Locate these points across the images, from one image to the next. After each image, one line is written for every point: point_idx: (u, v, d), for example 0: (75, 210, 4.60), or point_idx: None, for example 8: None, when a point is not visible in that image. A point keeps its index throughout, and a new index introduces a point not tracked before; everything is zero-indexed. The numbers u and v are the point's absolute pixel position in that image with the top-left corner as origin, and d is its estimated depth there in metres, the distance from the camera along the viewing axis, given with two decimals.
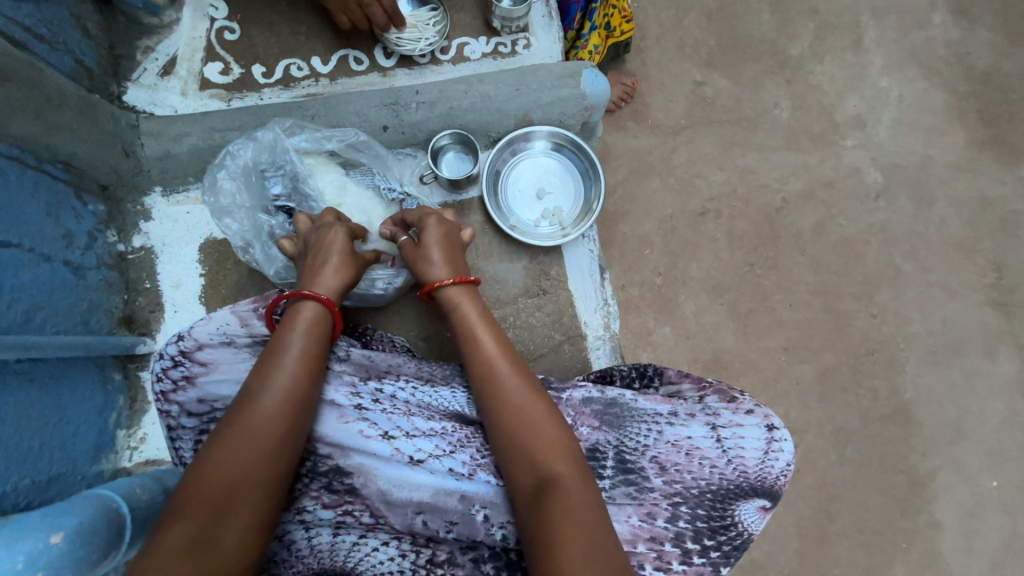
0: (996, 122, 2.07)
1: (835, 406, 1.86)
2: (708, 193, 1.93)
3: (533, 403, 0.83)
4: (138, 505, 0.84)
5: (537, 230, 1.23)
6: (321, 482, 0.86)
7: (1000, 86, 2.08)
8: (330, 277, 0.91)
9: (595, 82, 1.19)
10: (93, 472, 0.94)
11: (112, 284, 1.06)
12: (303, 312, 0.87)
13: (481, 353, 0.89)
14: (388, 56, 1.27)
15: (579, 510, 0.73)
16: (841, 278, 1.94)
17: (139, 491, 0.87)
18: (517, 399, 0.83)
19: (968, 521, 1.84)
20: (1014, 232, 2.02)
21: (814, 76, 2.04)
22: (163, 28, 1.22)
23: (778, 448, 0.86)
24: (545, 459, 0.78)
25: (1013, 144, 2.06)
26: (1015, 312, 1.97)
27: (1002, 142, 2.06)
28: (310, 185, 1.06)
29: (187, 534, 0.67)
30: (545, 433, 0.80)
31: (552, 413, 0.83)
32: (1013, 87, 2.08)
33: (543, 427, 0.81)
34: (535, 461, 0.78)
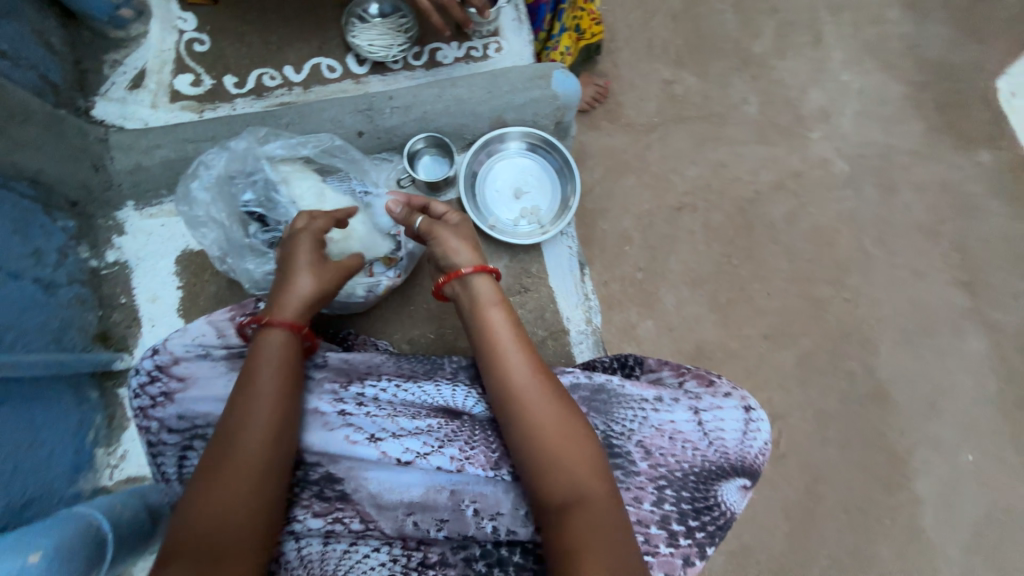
0: (952, 110, 2.17)
1: (815, 389, 1.91)
2: (683, 188, 1.97)
3: (554, 413, 0.81)
4: (120, 521, 0.83)
5: (516, 229, 1.24)
6: (312, 490, 0.86)
7: (953, 76, 2.18)
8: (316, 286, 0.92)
9: (565, 83, 1.22)
10: (71, 491, 0.93)
11: (85, 301, 1.04)
12: (265, 336, 0.87)
13: (501, 364, 0.86)
14: (361, 64, 1.28)
15: (603, 524, 0.73)
16: (814, 266, 2.00)
17: (119, 507, 0.85)
18: (533, 413, 0.81)
19: (947, 495, 1.91)
20: (974, 214, 2.11)
21: (778, 72, 2.12)
22: (130, 41, 1.21)
23: (756, 428, 0.90)
24: (572, 473, 0.77)
25: (968, 131, 2.16)
26: (979, 291, 2.06)
27: (958, 129, 2.16)
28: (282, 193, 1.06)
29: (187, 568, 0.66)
30: (565, 445, 0.79)
31: (578, 425, 0.81)
32: (965, 76, 2.19)
33: (563, 439, 0.79)
34: (568, 479, 0.77)
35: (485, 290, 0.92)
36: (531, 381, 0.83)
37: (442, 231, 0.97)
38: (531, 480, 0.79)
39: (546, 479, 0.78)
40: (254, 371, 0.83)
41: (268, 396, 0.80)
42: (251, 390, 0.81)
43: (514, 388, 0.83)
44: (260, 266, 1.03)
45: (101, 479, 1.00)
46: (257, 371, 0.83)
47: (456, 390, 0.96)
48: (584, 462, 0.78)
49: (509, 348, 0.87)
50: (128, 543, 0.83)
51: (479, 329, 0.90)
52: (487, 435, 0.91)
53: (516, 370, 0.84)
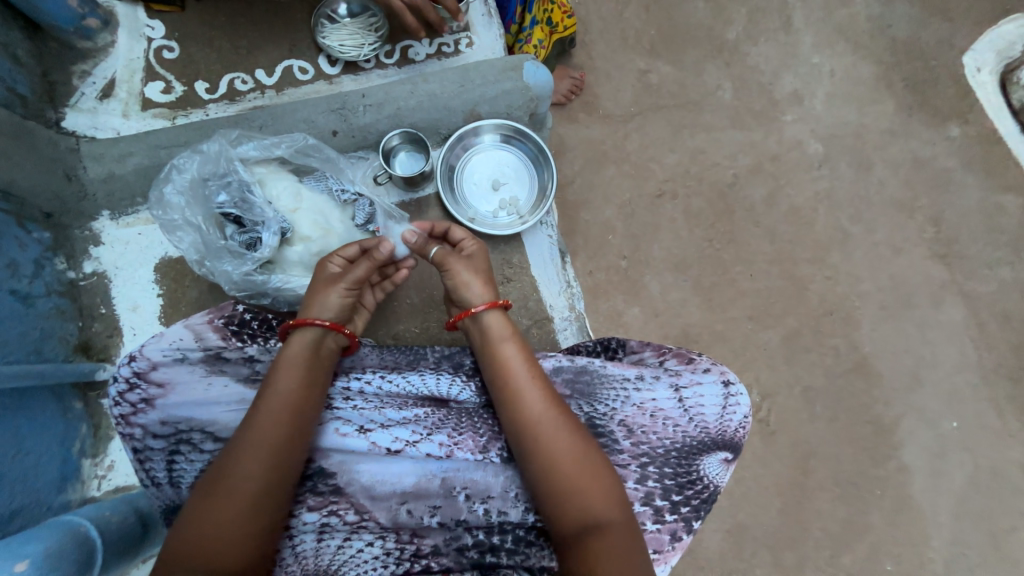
0: (921, 88, 2.21)
1: (801, 366, 1.94)
2: (663, 176, 2.00)
3: (572, 442, 0.81)
4: (108, 527, 0.83)
5: (496, 221, 1.25)
6: (305, 485, 0.86)
7: (921, 54, 2.23)
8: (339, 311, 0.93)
9: (537, 74, 1.23)
10: (60, 501, 0.93)
11: (65, 312, 1.05)
12: (290, 348, 0.87)
13: (518, 399, 0.84)
14: (333, 64, 1.29)
15: (622, 551, 0.75)
16: (795, 246, 2.03)
17: (109, 514, 0.86)
18: (551, 445, 0.80)
19: (934, 463, 1.95)
20: (948, 188, 2.16)
21: (751, 57, 2.15)
22: (98, 51, 1.21)
23: (735, 402, 0.90)
24: (588, 505, 0.77)
25: (938, 107, 2.20)
26: (955, 263, 2.11)
27: (928, 106, 2.20)
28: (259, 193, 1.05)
29: None
30: (582, 474, 0.79)
31: (595, 457, 0.81)
32: (933, 54, 2.23)
33: (582, 471, 0.79)
34: (580, 509, 0.78)
35: (497, 325, 0.92)
36: (547, 412, 0.82)
37: (457, 263, 0.97)
38: (550, 511, 0.79)
39: (564, 511, 0.78)
40: (268, 399, 0.81)
41: (279, 426, 0.79)
42: (265, 420, 0.79)
43: (531, 422, 0.82)
44: (239, 269, 1.03)
45: (90, 490, 1.00)
46: (271, 399, 0.81)
47: (442, 378, 0.96)
48: (600, 492, 0.79)
49: (526, 381, 0.85)
50: (118, 547, 0.83)
51: (493, 364, 0.89)
52: (474, 422, 0.92)
53: (533, 404, 0.83)
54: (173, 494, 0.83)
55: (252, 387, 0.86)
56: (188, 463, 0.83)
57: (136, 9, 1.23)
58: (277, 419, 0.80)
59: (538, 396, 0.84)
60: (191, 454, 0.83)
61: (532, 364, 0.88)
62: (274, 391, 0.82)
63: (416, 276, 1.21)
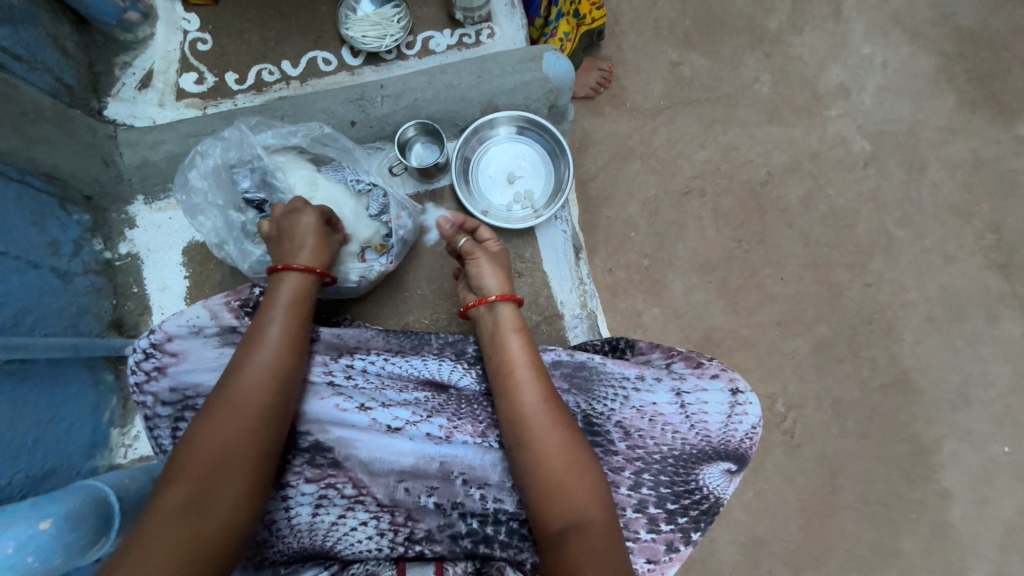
0: (989, 81, 2.02)
1: (832, 378, 1.83)
2: (691, 172, 1.92)
3: (563, 426, 0.80)
4: (127, 494, 0.88)
5: (510, 214, 1.24)
6: (303, 457, 0.88)
7: (990, 44, 2.04)
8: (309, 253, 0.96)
9: (556, 65, 1.20)
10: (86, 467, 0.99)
11: (100, 289, 1.12)
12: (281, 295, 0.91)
13: (520, 391, 0.83)
14: (355, 55, 1.30)
15: (603, 549, 0.71)
16: (833, 250, 1.91)
17: (128, 481, 0.91)
18: (545, 435, 0.79)
19: (980, 490, 1.80)
20: (1013, 191, 1.97)
21: (794, 48, 2.03)
22: (138, 43, 1.27)
23: (742, 411, 0.86)
24: (578, 502, 0.75)
25: (1007, 102, 2.01)
26: (1018, 274, 1.93)
27: (995, 101, 2.01)
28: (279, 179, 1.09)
29: (182, 496, 0.71)
30: (576, 455, 0.78)
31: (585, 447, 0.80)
32: (1004, 44, 2.04)
33: (568, 469, 0.77)
34: (570, 503, 0.75)
35: (506, 317, 0.92)
36: (547, 407, 0.81)
37: (481, 255, 0.99)
38: (535, 505, 0.78)
39: (550, 504, 0.76)
40: (252, 355, 0.83)
41: (262, 384, 0.81)
42: (250, 376, 0.81)
43: (530, 414, 0.81)
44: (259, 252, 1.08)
45: (116, 458, 1.07)
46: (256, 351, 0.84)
47: (444, 363, 0.97)
48: (590, 484, 0.77)
49: (529, 374, 0.85)
50: (135, 513, 0.88)
51: (498, 356, 0.88)
52: (474, 409, 0.93)
53: (533, 398, 0.82)
54: None
55: None
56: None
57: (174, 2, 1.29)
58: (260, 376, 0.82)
59: (539, 389, 0.83)
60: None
61: (537, 361, 0.88)
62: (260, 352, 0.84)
63: (427, 267, 1.22)
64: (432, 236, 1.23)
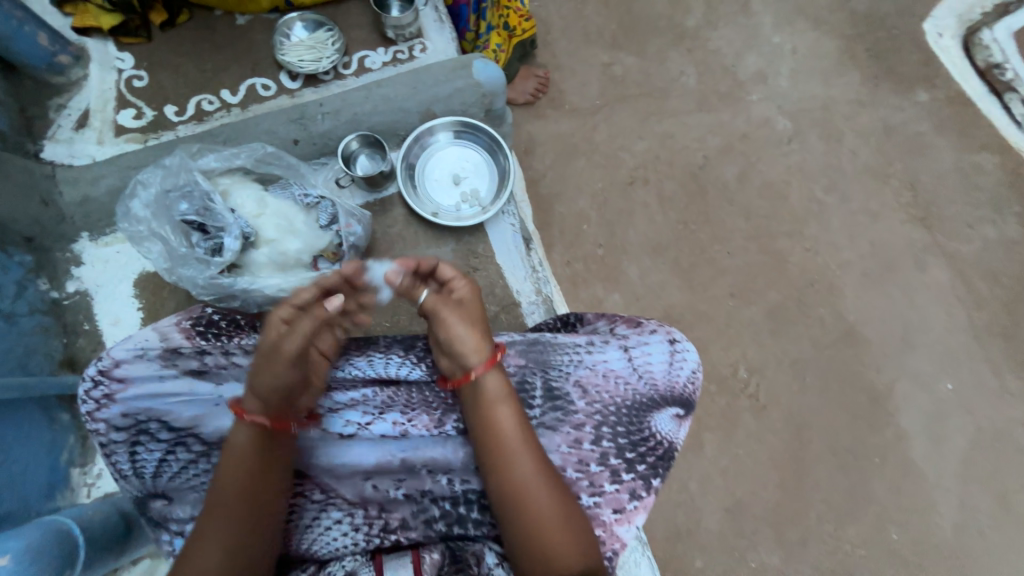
0: (886, 56, 2.22)
1: (789, 339, 1.93)
2: (634, 163, 2.04)
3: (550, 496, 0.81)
4: (90, 523, 0.89)
5: (459, 213, 1.31)
6: None
7: (883, 24, 2.25)
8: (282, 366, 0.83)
9: (487, 70, 1.27)
10: (47, 508, 0.98)
11: (49, 329, 1.11)
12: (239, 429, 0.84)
13: (509, 464, 0.82)
14: (293, 78, 1.35)
15: None
16: (771, 221, 2.05)
17: (92, 512, 0.92)
18: (535, 502, 0.80)
19: (934, 426, 1.88)
20: (924, 152, 2.14)
21: (713, 41, 2.19)
22: (71, 85, 1.28)
23: (682, 358, 0.95)
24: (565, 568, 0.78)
25: (905, 74, 2.20)
26: (937, 225, 2.08)
27: (894, 74, 2.21)
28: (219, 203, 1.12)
29: None
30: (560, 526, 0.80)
31: (572, 513, 0.82)
32: (896, 23, 2.25)
33: (559, 530, 0.80)
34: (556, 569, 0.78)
35: (489, 385, 0.86)
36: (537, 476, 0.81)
37: (449, 311, 0.91)
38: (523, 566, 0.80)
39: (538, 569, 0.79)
40: (233, 463, 0.82)
41: (238, 496, 0.80)
42: (234, 488, 0.81)
43: (520, 485, 0.81)
44: (204, 273, 1.09)
45: (80, 497, 1.06)
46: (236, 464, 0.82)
47: (390, 362, 0.96)
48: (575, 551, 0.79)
49: (518, 445, 0.83)
50: (102, 543, 0.89)
51: (481, 424, 0.85)
52: (426, 397, 0.94)
53: (524, 468, 0.82)
54: (140, 484, 0.87)
55: (200, 379, 0.90)
56: (149, 453, 0.87)
57: (106, 43, 1.31)
58: (240, 485, 0.81)
59: (528, 458, 0.82)
60: (150, 445, 0.87)
61: (524, 428, 0.85)
62: (236, 465, 0.82)
63: None
64: (385, 242, 1.29)
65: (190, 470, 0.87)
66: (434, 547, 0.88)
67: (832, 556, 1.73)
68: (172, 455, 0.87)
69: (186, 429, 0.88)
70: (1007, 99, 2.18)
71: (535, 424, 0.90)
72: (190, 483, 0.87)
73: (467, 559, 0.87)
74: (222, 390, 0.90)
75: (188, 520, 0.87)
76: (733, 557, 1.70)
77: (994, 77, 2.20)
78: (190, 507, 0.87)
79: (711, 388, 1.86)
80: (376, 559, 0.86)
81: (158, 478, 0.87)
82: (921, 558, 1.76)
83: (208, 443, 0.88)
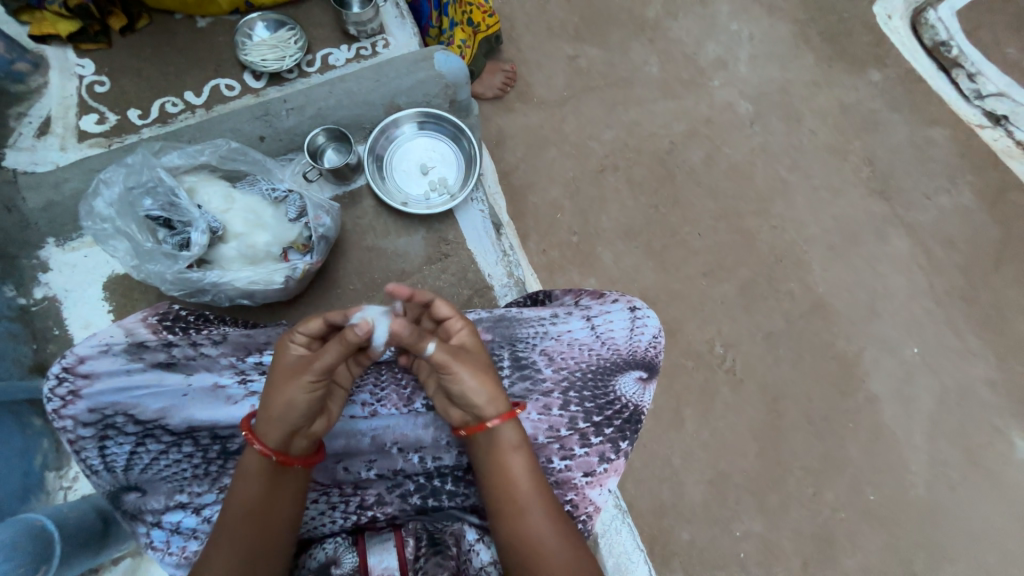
0: (839, 39, 2.12)
1: (761, 314, 1.86)
2: (603, 153, 1.96)
3: (559, 544, 0.80)
4: (65, 521, 0.92)
5: (428, 202, 1.36)
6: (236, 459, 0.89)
7: (835, 9, 2.15)
8: (289, 400, 0.77)
9: (447, 62, 1.35)
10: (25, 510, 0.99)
11: (17, 336, 1.12)
12: (248, 456, 0.80)
13: (520, 515, 0.81)
14: (258, 78, 1.37)
15: None
16: (739, 201, 1.96)
17: (67, 511, 0.95)
18: (542, 555, 0.79)
19: (903, 388, 1.86)
20: (877, 129, 2.04)
21: (673, 31, 2.11)
22: (31, 92, 1.28)
23: (643, 323, 0.98)
24: None
25: (858, 57, 2.10)
26: (896, 196, 2.00)
27: (848, 57, 2.11)
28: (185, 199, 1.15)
29: None
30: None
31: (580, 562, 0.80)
32: (854, 4, 2.15)
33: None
34: None
35: (507, 436, 0.83)
36: (549, 530, 0.80)
37: (459, 364, 0.82)
38: None
39: None
40: (243, 491, 0.78)
41: (241, 522, 0.77)
42: (239, 515, 0.77)
43: (529, 536, 0.80)
44: (172, 269, 1.11)
45: (56, 500, 1.08)
46: (244, 486, 0.79)
47: None
48: None
49: (530, 497, 0.82)
50: (78, 538, 0.93)
51: (493, 471, 0.83)
52: (396, 377, 0.95)
53: (536, 518, 0.81)
54: (111, 478, 0.86)
55: (168, 371, 0.89)
56: (119, 447, 0.87)
57: (67, 51, 1.32)
58: (245, 511, 0.78)
59: (541, 511, 0.81)
60: (119, 438, 0.87)
61: (539, 479, 0.84)
62: (243, 487, 0.78)
63: (356, 263, 1.33)
64: (356, 234, 1.34)
65: (161, 462, 0.87)
66: (414, 530, 0.87)
67: (814, 521, 1.74)
68: (142, 448, 0.87)
69: (155, 421, 0.88)
70: (955, 75, 2.08)
71: None
72: (161, 474, 0.87)
73: (445, 540, 0.85)
74: (191, 381, 0.89)
75: (162, 510, 0.87)
76: (717, 528, 1.71)
77: (941, 54, 2.10)
78: (164, 497, 0.87)
79: (688, 364, 1.80)
80: (359, 543, 0.85)
81: (129, 471, 0.86)
82: (896, 515, 1.77)
83: (177, 434, 0.88)
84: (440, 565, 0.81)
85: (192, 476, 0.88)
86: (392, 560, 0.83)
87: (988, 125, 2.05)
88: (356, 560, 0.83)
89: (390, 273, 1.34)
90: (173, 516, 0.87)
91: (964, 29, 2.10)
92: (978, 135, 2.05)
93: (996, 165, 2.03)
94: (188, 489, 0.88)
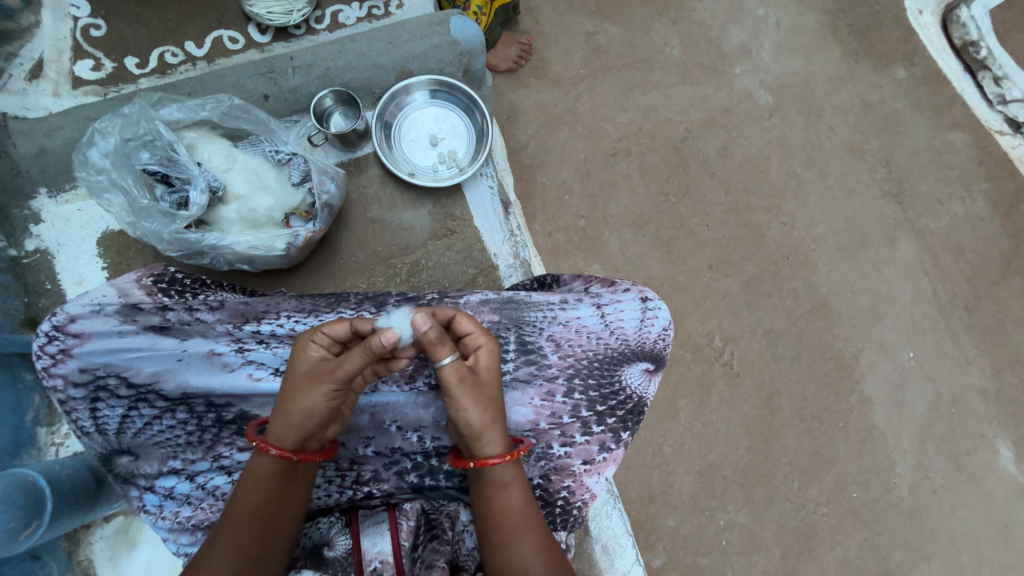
0: (867, 33, 2.03)
1: (763, 311, 1.84)
2: (617, 135, 1.88)
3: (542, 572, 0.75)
4: (58, 478, 0.96)
5: (437, 174, 1.35)
6: (231, 429, 0.87)
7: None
8: (307, 402, 0.75)
9: (464, 27, 1.30)
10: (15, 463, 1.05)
11: (7, 288, 1.15)
12: (259, 459, 0.77)
13: (508, 545, 0.77)
14: (262, 32, 1.31)
15: None
16: (751, 195, 1.91)
17: (59, 468, 0.98)
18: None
19: (896, 393, 1.86)
20: (900, 129, 1.99)
21: (697, 13, 1.98)
22: (22, 32, 1.21)
23: (653, 314, 0.96)
24: None
25: (887, 52, 2.02)
26: (910, 201, 1.96)
27: (876, 51, 2.02)
28: (182, 155, 1.11)
29: None
30: None
31: None
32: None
33: None
34: None
35: (497, 472, 0.80)
36: (536, 564, 0.75)
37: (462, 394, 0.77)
38: None
39: None
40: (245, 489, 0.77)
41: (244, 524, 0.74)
42: (240, 517, 0.75)
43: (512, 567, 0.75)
44: (169, 228, 1.09)
45: (47, 456, 1.13)
46: (249, 491, 0.76)
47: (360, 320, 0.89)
48: None
49: (520, 527, 0.78)
50: (69, 497, 0.97)
51: (483, 505, 0.80)
52: None
53: (526, 549, 0.76)
54: (104, 441, 0.85)
55: (162, 335, 0.86)
56: (111, 410, 0.85)
57: None
58: (246, 515, 0.75)
59: (530, 542, 0.77)
60: (111, 401, 0.85)
61: (530, 510, 0.80)
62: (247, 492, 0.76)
63: (359, 234, 1.32)
64: (361, 204, 1.33)
65: (154, 427, 0.86)
66: (409, 514, 0.86)
67: (797, 515, 1.77)
68: (135, 412, 0.85)
69: (148, 385, 0.85)
70: (981, 78, 2.02)
71: (508, 378, 0.91)
72: (155, 440, 0.86)
73: (441, 523, 0.86)
74: (185, 346, 0.86)
75: (156, 475, 0.86)
76: (703, 517, 1.74)
77: (969, 55, 2.02)
78: (157, 462, 0.86)
79: (686, 356, 1.80)
80: (352, 526, 0.83)
81: (121, 434, 0.85)
82: (878, 515, 1.81)
83: (171, 399, 0.86)
84: (437, 551, 0.81)
85: (186, 443, 0.87)
86: (386, 544, 0.81)
87: (1008, 131, 2.01)
88: (350, 542, 0.81)
89: (393, 247, 1.33)
90: (166, 481, 0.87)
91: (997, 30, 2.01)
92: (997, 142, 2.00)
93: (1012, 174, 2.00)
94: (182, 456, 0.87)
